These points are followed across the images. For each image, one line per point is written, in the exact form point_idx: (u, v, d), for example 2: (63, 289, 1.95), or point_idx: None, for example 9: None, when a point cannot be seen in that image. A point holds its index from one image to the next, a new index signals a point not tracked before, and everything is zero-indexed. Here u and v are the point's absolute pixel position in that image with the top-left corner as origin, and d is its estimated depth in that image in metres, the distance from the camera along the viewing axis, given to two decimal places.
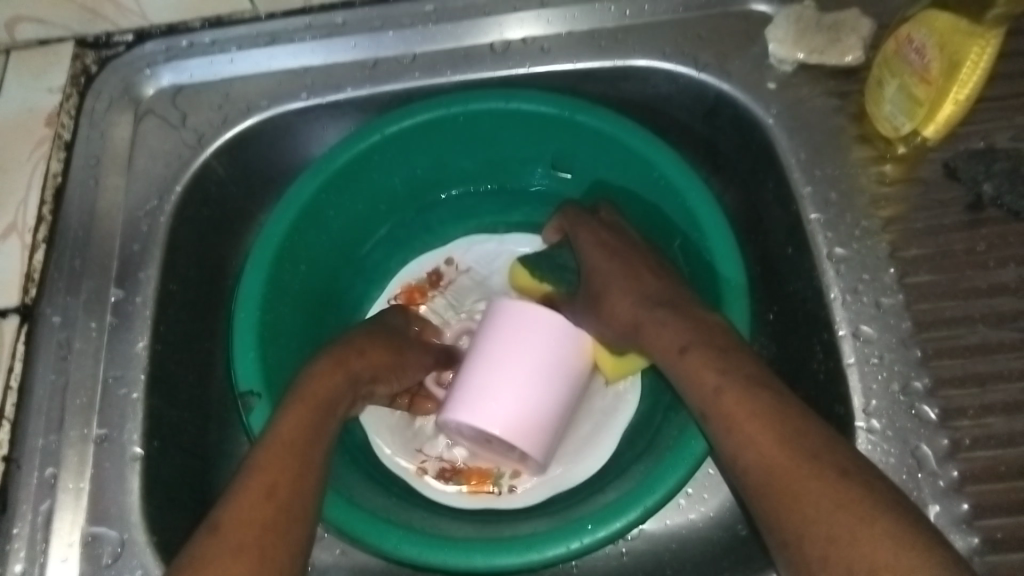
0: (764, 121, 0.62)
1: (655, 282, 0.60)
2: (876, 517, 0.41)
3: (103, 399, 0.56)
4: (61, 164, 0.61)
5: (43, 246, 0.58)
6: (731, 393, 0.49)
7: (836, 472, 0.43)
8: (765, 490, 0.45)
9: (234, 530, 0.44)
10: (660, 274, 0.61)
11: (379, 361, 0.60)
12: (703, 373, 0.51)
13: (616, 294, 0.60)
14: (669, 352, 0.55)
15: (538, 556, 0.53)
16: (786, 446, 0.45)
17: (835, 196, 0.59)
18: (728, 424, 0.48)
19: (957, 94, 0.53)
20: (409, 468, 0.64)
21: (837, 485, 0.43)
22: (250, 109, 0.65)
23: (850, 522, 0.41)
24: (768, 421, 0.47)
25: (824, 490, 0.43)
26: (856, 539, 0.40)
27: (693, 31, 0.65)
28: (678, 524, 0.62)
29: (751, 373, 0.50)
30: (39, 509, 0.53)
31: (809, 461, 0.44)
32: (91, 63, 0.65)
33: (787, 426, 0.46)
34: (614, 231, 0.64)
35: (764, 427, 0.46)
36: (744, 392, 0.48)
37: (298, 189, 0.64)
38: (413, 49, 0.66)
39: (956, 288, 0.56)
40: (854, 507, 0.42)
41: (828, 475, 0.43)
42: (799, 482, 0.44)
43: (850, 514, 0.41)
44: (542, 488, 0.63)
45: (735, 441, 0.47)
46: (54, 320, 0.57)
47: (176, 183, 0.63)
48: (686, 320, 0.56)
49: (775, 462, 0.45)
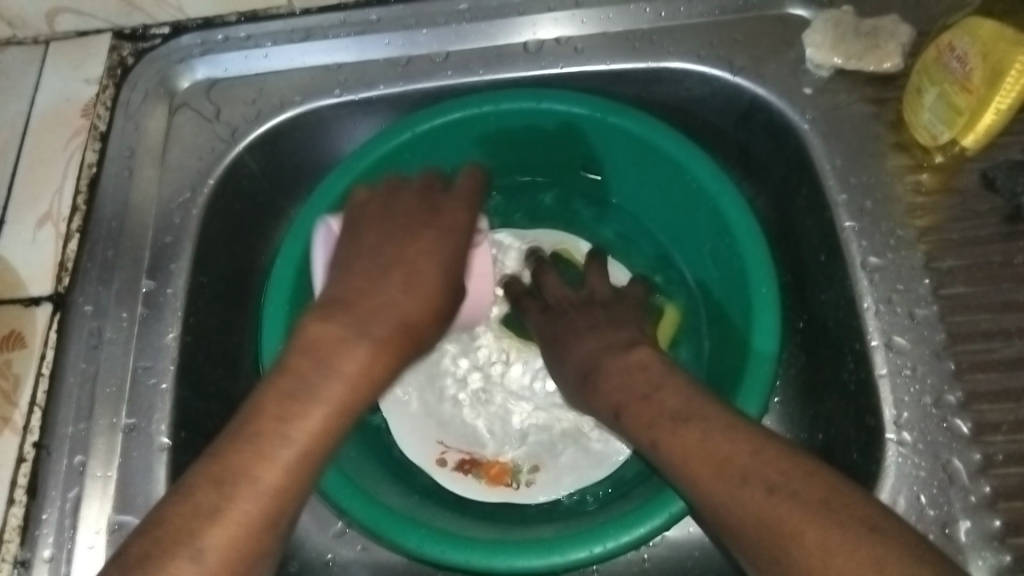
0: (799, 126, 0.61)
1: (589, 324, 0.59)
2: (853, 540, 0.37)
3: (132, 388, 0.56)
4: (96, 154, 0.62)
5: (77, 236, 0.59)
6: (672, 435, 0.47)
7: (806, 497, 0.40)
8: (739, 531, 0.41)
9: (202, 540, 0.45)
10: (597, 309, 0.60)
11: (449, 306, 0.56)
12: (654, 425, 0.48)
13: (564, 346, 0.59)
14: (606, 407, 0.53)
15: (560, 559, 0.53)
16: (756, 477, 0.42)
17: (870, 204, 0.59)
18: (692, 475, 0.45)
19: (1000, 103, 0.52)
20: (428, 458, 0.63)
21: (809, 507, 0.39)
22: (283, 105, 0.65)
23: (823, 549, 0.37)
24: (734, 454, 0.43)
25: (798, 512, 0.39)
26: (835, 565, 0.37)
27: (728, 35, 0.64)
28: (702, 531, 0.62)
29: (708, 412, 0.47)
30: (68, 495, 0.53)
31: (779, 486, 0.41)
32: (127, 56, 0.65)
33: (746, 458, 0.43)
34: (543, 277, 0.64)
35: (727, 467, 0.43)
36: (703, 440, 0.45)
37: (329, 184, 0.64)
38: (446, 47, 0.66)
39: (992, 301, 0.55)
40: (834, 533, 0.38)
41: (800, 501, 0.40)
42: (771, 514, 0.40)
43: (828, 541, 0.38)
44: (558, 482, 0.62)
45: (700, 490, 0.44)
46: (85, 309, 0.58)
47: (208, 176, 0.63)
48: (615, 360, 0.54)
49: (743, 498, 0.41)
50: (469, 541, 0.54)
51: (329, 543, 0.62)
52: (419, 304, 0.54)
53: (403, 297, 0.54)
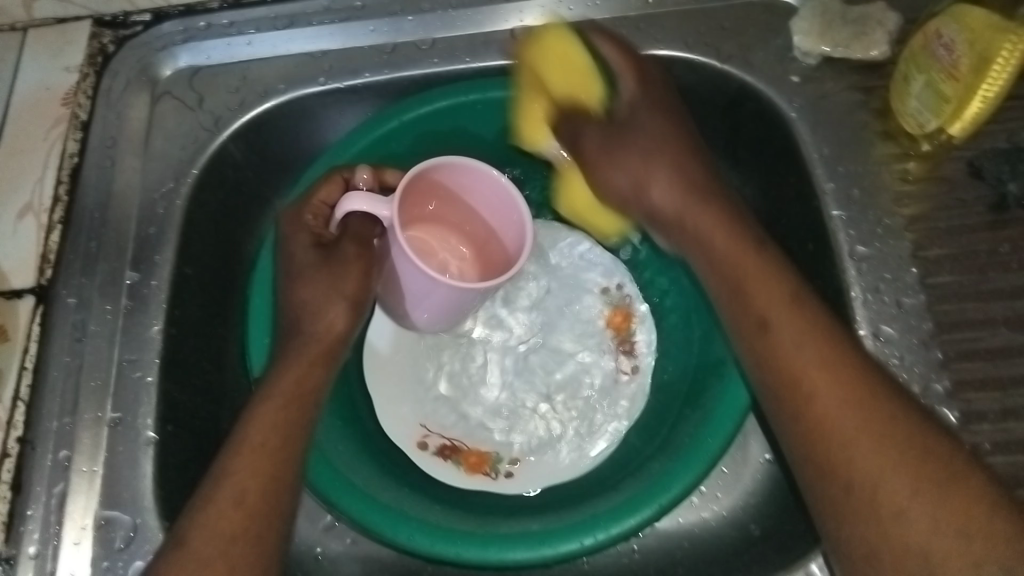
0: (787, 115, 0.61)
1: (677, 166, 0.58)
2: (935, 495, 0.44)
3: (118, 382, 0.56)
4: (77, 145, 0.61)
5: (59, 227, 0.58)
6: (789, 322, 0.51)
7: (891, 428, 0.46)
8: (821, 452, 0.47)
9: (207, 544, 0.46)
10: (684, 149, 0.59)
11: (360, 291, 0.58)
12: (766, 314, 0.52)
13: (633, 187, 0.59)
14: (714, 274, 0.56)
15: (551, 552, 0.53)
16: (855, 409, 0.47)
17: (858, 193, 0.59)
18: (795, 380, 0.49)
19: (987, 91, 0.51)
20: (409, 441, 0.62)
21: (902, 447, 0.45)
22: (267, 93, 0.65)
23: (907, 496, 0.44)
24: (834, 383, 0.48)
25: (893, 452, 0.45)
26: (914, 515, 0.44)
27: (716, 22, 0.64)
28: (691, 522, 0.62)
29: (814, 316, 0.51)
30: (54, 490, 0.53)
31: (879, 423, 0.46)
32: (108, 43, 0.64)
33: (851, 385, 0.48)
34: (628, 67, 0.59)
35: (827, 393, 0.48)
36: (805, 350, 0.50)
37: (314, 173, 0.63)
38: (432, 34, 0.65)
39: (979, 290, 0.55)
40: (925, 483, 0.44)
41: (895, 439, 0.46)
42: (866, 450, 0.46)
43: (906, 486, 0.44)
44: (540, 473, 0.62)
45: (800, 397, 0.49)
46: (69, 302, 0.57)
47: (192, 166, 0.63)
48: (716, 228, 0.56)
49: (839, 427, 0.47)
50: (460, 534, 0.54)
51: (318, 536, 0.62)
52: (320, 297, 0.57)
53: (309, 295, 0.58)
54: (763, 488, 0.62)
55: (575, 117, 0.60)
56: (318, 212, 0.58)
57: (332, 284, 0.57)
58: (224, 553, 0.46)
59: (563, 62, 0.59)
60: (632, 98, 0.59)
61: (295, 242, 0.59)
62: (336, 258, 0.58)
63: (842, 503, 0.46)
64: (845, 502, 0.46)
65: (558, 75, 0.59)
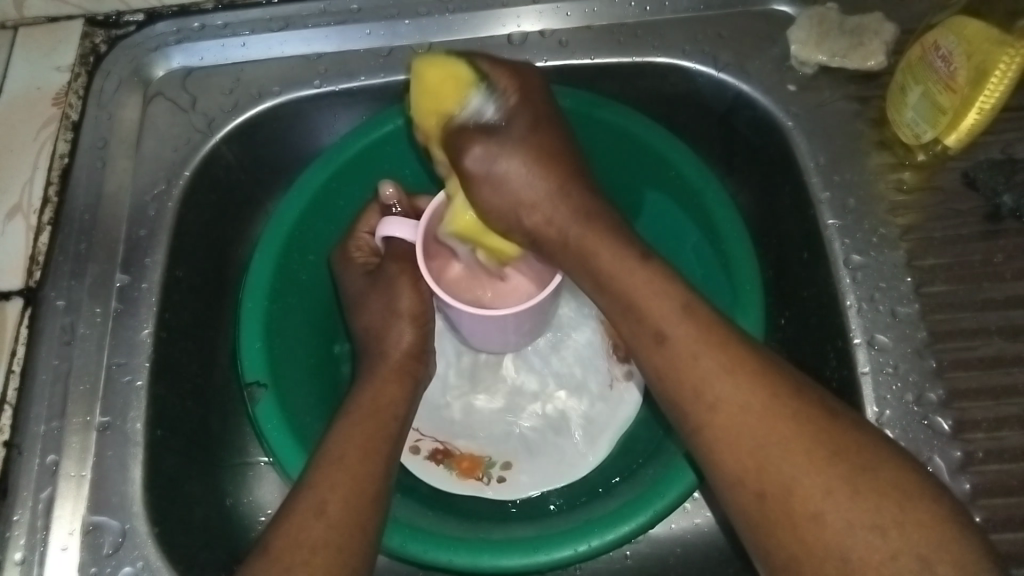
0: (783, 123, 0.61)
1: (556, 181, 0.55)
2: (843, 487, 0.40)
3: (106, 386, 0.55)
4: (68, 144, 0.60)
5: (49, 228, 0.58)
6: (679, 338, 0.47)
7: (800, 434, 0.42)
8: (728, 460, 0.43)
9: (288, 551, 0.45)
10: (561, 160, 0.55)
11: (417, 306, 0.62)
12: (662, 326, 0.48)
13: (511, 206, 0.55)
14: (594, 286, 0.53)
15: (545, 558, 0.52)
16: (750, 409, 0.43)
17: (854, 202, 0.59)
18: (695, 390, 0.45)
19: (983, 103, 0.52)
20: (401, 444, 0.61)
21: (802, 437, 0.42)
22: (262, 95, 0.64)
23: (824, 496, 0.40)
24: (736, 387, 0.44)
25: (809, 458, 0.41)
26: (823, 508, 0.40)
27: (713, 30, 0.64)
28: (683, 528, 0.62)
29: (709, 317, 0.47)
30: (40, 496, 0.52)
31: (780, 424, 0.42)
32: (100, 43, 0.64)
33: (746, 387, 0.44)
34: (511, 84, 0.54)
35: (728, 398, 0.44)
36: (701, 361, 0.45)
37: (308, 177, 0.63)
38: (429, 38, 0.65)
39: (973, 300, 0.55)
40: (837, 479, 0.40)
41: (789, 435, 0.42)
42: (765, 454, 0.42)
43: (827, 487, 0.40)
44: (533, 482, 0.60)
45: (700, 406, 0.45)
46: (58, 304, 0.56)
47: (184, 167, 0.62)
48: (599, 248, 0.52)
49: (738, 432, 0.43)
50: (453, 540, 0.54)
51: None
52: (383, 317, 0.61)
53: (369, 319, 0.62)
54: None
55: (459, 129, 0.54)
56: (362, 246, 0.64)
57: (387, 304, 0.61)
58: (308, 563, 0.45)
59: (444, 84, 0.53)
60: (509, 106, 0.54)
61: (347, 274, 0.64)
62: (381, 280, 0.62)
63: (755, 515, 0.42)
64: (760, 512, 0.42)
65: (445, 95, 0.53)
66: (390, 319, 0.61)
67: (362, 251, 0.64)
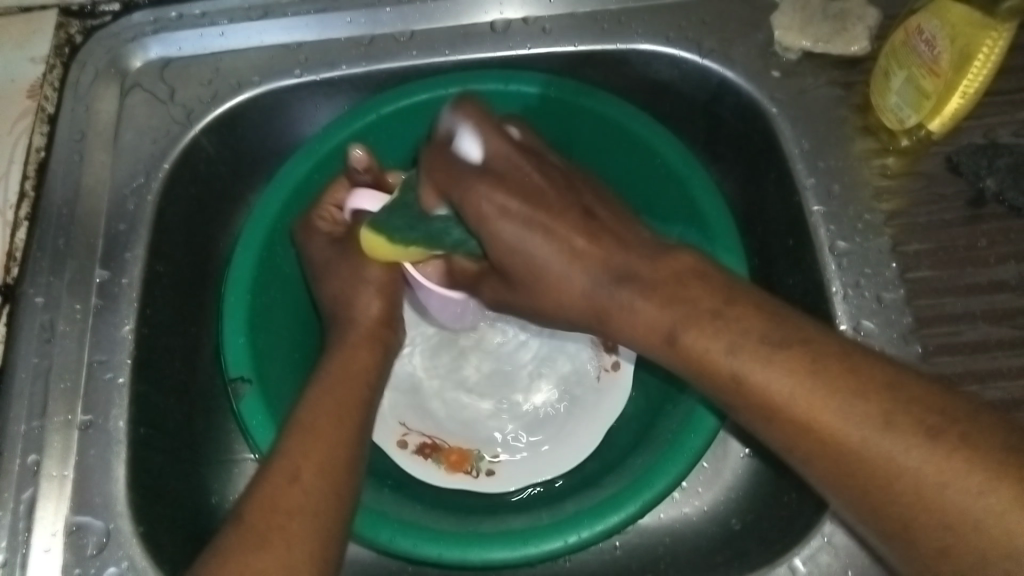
0: (767, 110, 0.61)
1: (592, 265, 0.48)
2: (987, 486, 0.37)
3: (87, 383, 0.54)
4: (44, 138, 0.59)
5: (26, 223, 0.57)
6: (758, 374, 0.42)
7: (927, 444, 0.38)
8: (857, 492, 0.40)
9: (264, 517, 0.45)
10: (579, 236, 0.48)
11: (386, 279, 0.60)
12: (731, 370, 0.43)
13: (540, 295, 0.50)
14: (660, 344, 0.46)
15: (535, 551, 0.52)
16: (866, 441, 0.39)
17: (838, 188, 0.59)
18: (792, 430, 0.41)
19: (966, 87, 0.52)
20: (389, 440, 0.61)
21: (923, 442, 0.38)
22: (241, 85, 0.63)
23: (976, 506, 0.37)
24: (836, 413, 0.40)
25: (946, 465, 0.37)
26: (975, 515, 0.37)
27: (697, 16, 0.64)
28: (671, 517, 0.62)
29: (788, 334, 0.42)
30: (22, 496, 0.51)
31: (899, 442, 0.38)
32: (75, 34, 0.62)
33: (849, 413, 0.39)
34: (441, 168, 0.51)
35: (838, 434, 0.39)
36: (787, 390, 0.41)
37: (290, 168, 0.62)
38: (410, 26, 0.64)
39: (958, 285, 0.55)
40: (972, 472, 0.37)
41: (917, 449, 0.38)
42: (906, 476, 0.38)
43: (976, 500, 0.37)
44: (520, 476, 0.61)
45: (813, 450, 0.40)
46: (37, 301, 0.55)
47: (163, 161, 0.61)
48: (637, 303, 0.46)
49: (864, 464, 0.39)
50: (443, 534, 0.53)
51: None
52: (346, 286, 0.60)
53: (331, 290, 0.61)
54: (743, 483, 0.62)
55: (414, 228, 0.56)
56: (329, 215, 0.62)
57: (354, 271, 0.60)
58: (281, 527, 0.45)
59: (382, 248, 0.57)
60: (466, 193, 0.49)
61: (312, 246, 0.61)
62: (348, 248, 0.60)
63: (913, 553, 0.39)
64: (923, 549, 0.38)
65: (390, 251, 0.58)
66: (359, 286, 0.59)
67: (327, 220, 0.62)
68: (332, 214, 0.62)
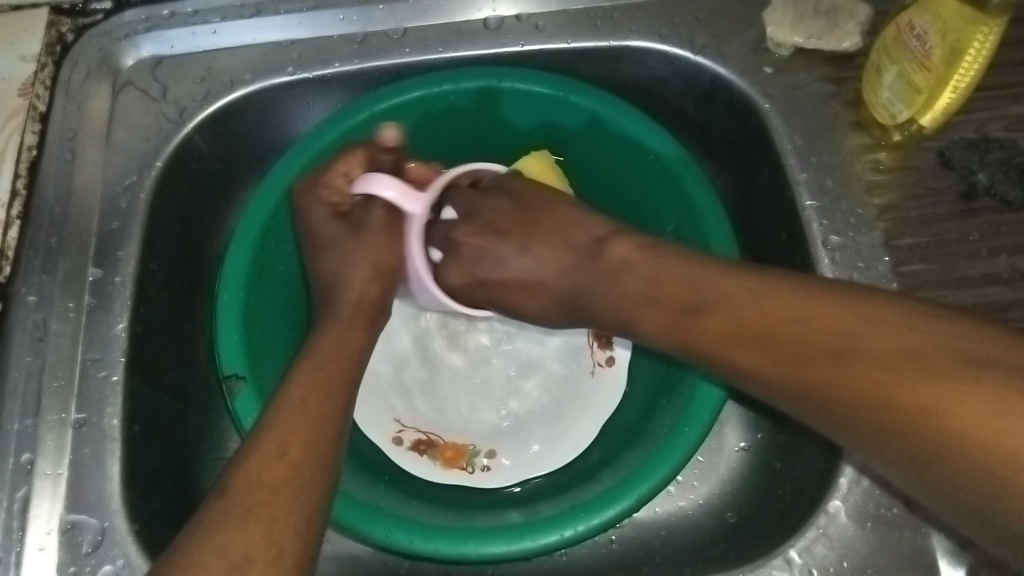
0: (759, 106, 0.61)
1: (539, 269, 0.55)
2: (932, 379, 0.35)
3: (81, 382, 0.54)
4: (35, 137, 0.59)
5: (18, 222, 0.57)
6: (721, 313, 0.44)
7: (887, 358, 0.37)
8: (835, 402, 0.38)
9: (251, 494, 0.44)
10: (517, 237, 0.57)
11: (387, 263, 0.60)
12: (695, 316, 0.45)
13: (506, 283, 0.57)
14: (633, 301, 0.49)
15: (532, 544, 0.52)
16: (827, 359, 0.39)
17: (831, 183, 0.59)
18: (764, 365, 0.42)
19: (958, 81, 0.53)
20: (385, 436, 0.61)
21: (902, 343, 0.37)
22: (233, 83, 0.63)
23: (936, 403, 0.35)
24: (793, 341, 0.41)
25: (905, 373, 0.36)
26: (943, 407, 0.34)
27: (689, 12, 0.64)
28: (667, 511, 0.62)
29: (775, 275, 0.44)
30: (16, 496, 0.51)
31: (872, 342, 0.38)
32: (66, 32, 0.62)
33: (815, 324, 0.40)
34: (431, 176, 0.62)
35: (813, 345, 0.40)
36: (753, 326, 0.42)
37: (283, 166, 0.62)
38: (403, 24, 0.64)
39: (951, 278, 0.56)
40: (932, 374, 0.35)
41: (895, 344, 0.37)
42: (865, 386, 0.37)
43: (936, 399, 0.35)
44: (515, 470, 0.61)
45: (786, 384, 0.41)
46: (29, 300, 0.55)
47: (156, 158, 0.61)
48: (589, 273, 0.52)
49: (829, 383, 0.39)
50: (439, 529, 0.53)
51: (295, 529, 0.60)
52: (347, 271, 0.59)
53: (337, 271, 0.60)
54: (738, 478, 0.62)
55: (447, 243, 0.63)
56: (337, 187, 0.60)
57: (354, 253, 0.59)
58: (269, 503, 0.44)
59: None
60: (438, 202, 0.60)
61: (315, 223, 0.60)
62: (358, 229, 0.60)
63: (905, 466, 0.37)
64: (906, 460, 0.36)
65: None
66: (353, 270, 0.59)
67: (334, 192, 0.61)
68: (341, 186, 0.61)
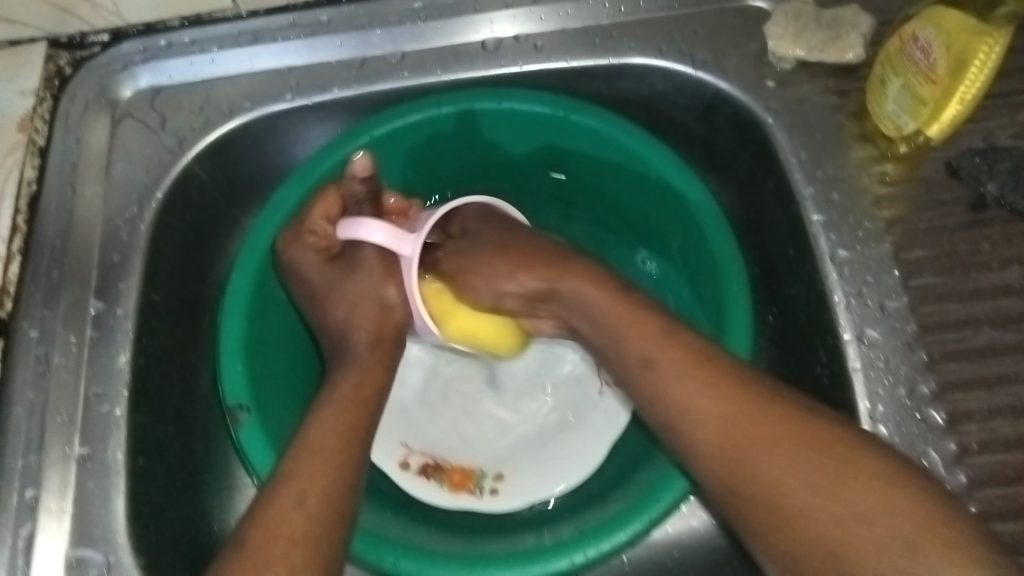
0: (763, 120, 0.61)
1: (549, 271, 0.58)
2: (858, 488, 0.43)
3: (85, 417, 0.54)
4: (35, 170, 0.58)
5: (18, 257, 0.56)
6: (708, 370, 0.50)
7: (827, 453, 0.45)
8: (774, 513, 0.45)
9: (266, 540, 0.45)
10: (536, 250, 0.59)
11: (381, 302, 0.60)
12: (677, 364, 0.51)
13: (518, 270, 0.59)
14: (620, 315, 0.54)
15: (543, 571, 0.51)
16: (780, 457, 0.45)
17: (837, 196, 0.58)
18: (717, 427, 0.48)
19: (964, 92, 0.52)
20: (391, 461, 0.60)
21: (898, 514, 0.42)
22: (232, 112, 0.63)
23: (848, 503, 0.43)
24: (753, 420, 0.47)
25: (840, 474, 0.44)
26: (857, 528, 0.42)
27: (689, 28, 0.63)
28: (679, 530, 0.61)
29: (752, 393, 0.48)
30: (20, 533, 0.50)
31: (849, 495, 0.43)
32: (65, 65, 0.62)
33: (784, 468, 0.45)
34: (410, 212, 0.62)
35: (790, 483, 0.44)
36: (720, 391, 0.48)
37: (283, 196, 0.62)
38: (401, 47, 0.64)
39: (963, 289, 0.55)
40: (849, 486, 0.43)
41: (840, 471, 0.44)
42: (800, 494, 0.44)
43: (851, 502, 0.43)
44: (524, 493, 0.60)
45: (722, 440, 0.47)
46: (31, 335, 0.55)
47: (156, 189, 0.60)
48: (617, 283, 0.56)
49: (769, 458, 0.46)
50: (447, 558, 0.52)
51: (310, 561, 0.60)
52: (349, 311, 0.60)
53: (336, 313, 0.60)
54: None
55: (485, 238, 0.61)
56: (317, 231, 0.59)
57: (356, 291, 0.60)
58: (286, 555, 0.44)
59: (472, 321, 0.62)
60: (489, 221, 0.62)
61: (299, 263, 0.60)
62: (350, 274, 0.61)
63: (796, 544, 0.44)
64: (798, 534, 0.44)
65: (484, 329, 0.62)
66: (359, 306, 0.60)
67: (317, 236, 0.59)
68: (324, 230, 0.59)
